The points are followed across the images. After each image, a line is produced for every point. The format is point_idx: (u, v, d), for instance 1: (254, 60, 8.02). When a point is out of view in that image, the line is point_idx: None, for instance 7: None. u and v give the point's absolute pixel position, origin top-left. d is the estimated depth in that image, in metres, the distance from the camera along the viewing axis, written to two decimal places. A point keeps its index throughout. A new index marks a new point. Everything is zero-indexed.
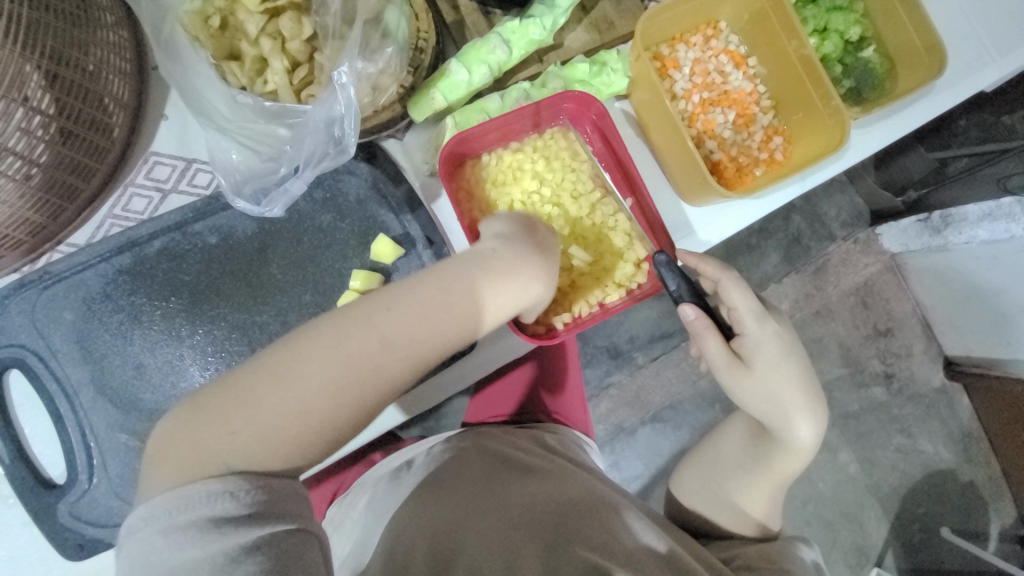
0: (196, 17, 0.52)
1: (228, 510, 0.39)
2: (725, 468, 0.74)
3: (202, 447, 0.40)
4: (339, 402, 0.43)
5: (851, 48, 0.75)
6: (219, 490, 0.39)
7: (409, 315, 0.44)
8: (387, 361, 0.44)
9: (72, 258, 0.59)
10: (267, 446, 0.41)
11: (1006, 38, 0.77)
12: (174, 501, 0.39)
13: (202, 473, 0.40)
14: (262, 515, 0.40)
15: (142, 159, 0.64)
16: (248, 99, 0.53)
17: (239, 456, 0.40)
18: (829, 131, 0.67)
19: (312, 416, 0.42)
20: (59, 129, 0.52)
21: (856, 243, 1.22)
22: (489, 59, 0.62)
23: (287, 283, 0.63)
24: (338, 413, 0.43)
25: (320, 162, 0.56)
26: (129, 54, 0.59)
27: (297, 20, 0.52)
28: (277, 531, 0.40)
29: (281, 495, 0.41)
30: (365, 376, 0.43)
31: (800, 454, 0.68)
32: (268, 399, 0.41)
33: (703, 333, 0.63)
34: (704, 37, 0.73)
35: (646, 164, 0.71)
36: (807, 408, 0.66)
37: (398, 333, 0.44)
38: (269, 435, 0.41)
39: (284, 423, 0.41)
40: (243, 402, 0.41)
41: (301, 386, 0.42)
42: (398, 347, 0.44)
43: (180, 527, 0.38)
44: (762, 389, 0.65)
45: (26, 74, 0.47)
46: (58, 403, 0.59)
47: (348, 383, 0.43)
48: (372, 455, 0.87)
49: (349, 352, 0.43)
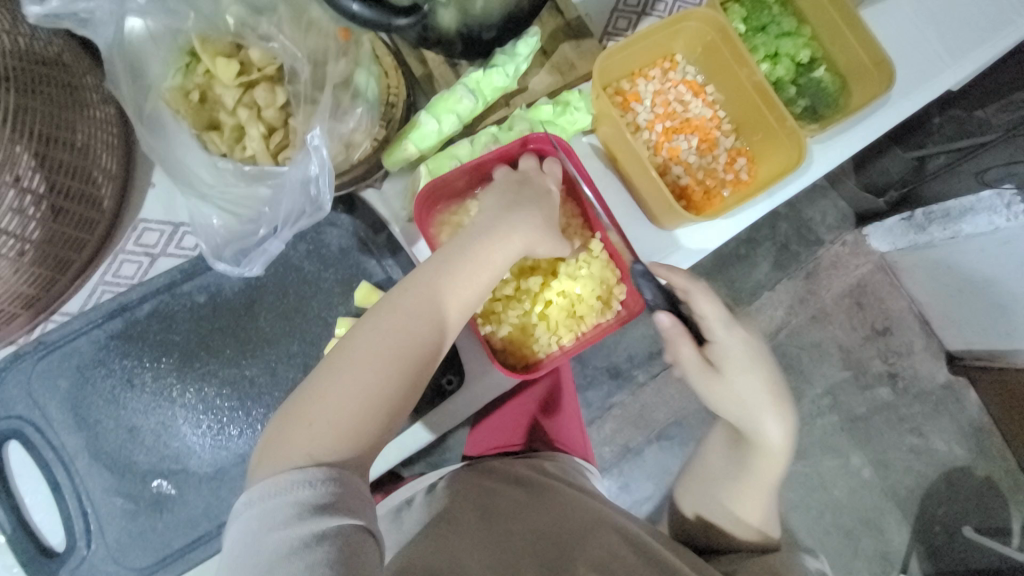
0: (177, 92, 0.56)
1: (308, 497, 0.41)
2: (713, 477, 0.72)
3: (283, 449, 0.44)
4: (386, 372, 0.47)
5: (802, 70, 0.78)
6: (300, 480, 0.42)
7: (440, 279, 0.51)
8: (420, 328, 0.49)
9: (65, 327, 0.61)
10: (335, 432, 0.45)
11: (955, 46, 0.81)
12: (268, 489, 0.42)
13: (290, 464, 0.43)
14: (332, 504, 0.42)
15: (132, 226, 0.66)
16: (228, 164, 0.56)
17: (315, 445, 0.44)
18: (788, 149, 0.70)
19: (369, 396, 0.46)
20: (49, 205, 0.55)
21: (843, 246, 1.24)
22: (456, 108, 0.65)
23: (276, 334, 0.65)
24: (386, 393, 0.47)
25: (298, 220, 0.58)
26: (117, 129, 0.63)
27: (271, 90, 0.56)
28: (342, 523, 0.41)
29: (352, 486, 0.43)
30: (400, 343, 0.48)
31: (779, 456, 0.69)
32: (328, 388, 0.46)
33: (676, 338, 0.65)
34: (662, 70, 0.77)
35: (617, 193, 0.74)
36: (777, 408, 0.67)
37: (424, 300, 0.50)
38: (339, 416, 0.45)
39: (351, 406, 0.46)
40: (312, 398, 0.46)
41: (352, 367, 0.47)
42: (429, 313, 0.50)
43: (268, 512, 0.41)
44: (730, 394, 0.67)
45: (17, 156, 0.50)
46: (54, 471, 0.60)
47: (391, 355, 0.48)
48: (374, 498, 0.85)
49: (391, 329, 0.48)
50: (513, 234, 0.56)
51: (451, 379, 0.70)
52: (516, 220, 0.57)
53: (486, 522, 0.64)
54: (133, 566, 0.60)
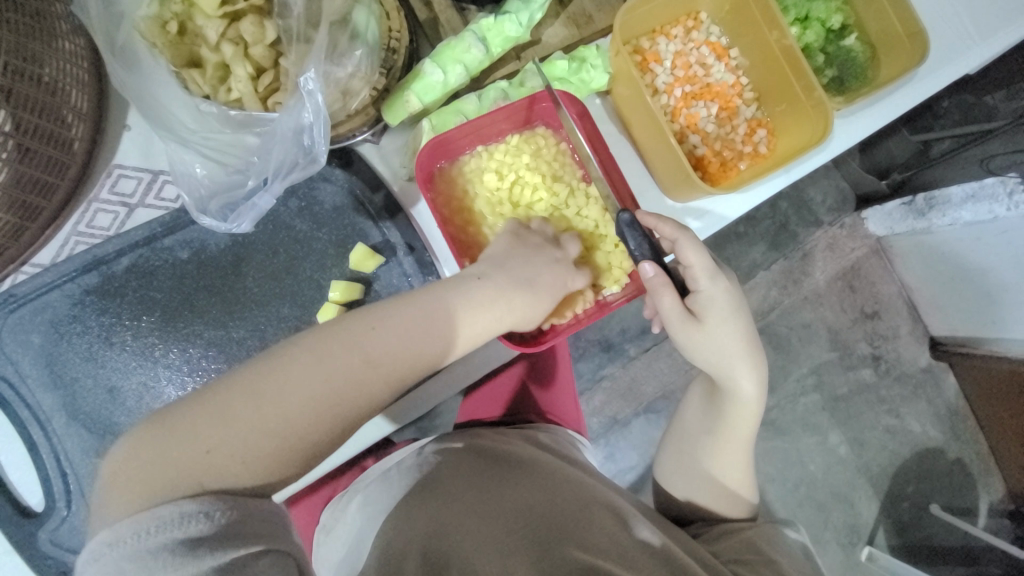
0: (153, 22, 0.49)
1: (201, 531, 0.37)
2: (689, 438, 0.71)
3: (162, 473, 0.39)
4: (315, 421, 0.44)
5: (833, 37, 0.74)
6: (192, 511, 0.37)
7: (401, 331, 0.49)
8: (368, 380, 0.47)
9: (36, 280, 0.56)
10: (240, 466, 0.41)
11: (988, 21, 0.76)
12: (135, 524, 0.36)
13: (173, 492, 0.38)
14: (236, 534, 0.37)
15: (105, 172, 0.61)
16: (212, 108, 0.51)
17: (202, 476, 0.39)
18: (813, 122, 0.66)
19: (284, 439, 0.43)
20: (17, 145, 0.50)
21: (842, 228, 1.22)
22: (465, 58, 0.60)
23: (264, 296, 0.61)
24: (325, 423, 0.45)
25: (289, 173, 0.53)
26: (88, 64, 0.56)
27: (260, 24, 0.49)
28: (249, 552, 0.37)
29: (255, 514, 0.39)
30: (345, 396, 0.45)
31: (750, 402, 0.66)
32: (242, 416, 0.42)
33: (659, 290, 0.59)
34: (684, 29, 0.72)
35: (628, 161, 0.70)
36: (749, 354, 0.64)
37: (384, 348, 0.48)
38: (244, 455, 0.41)
39: (261, 442, 0.42)
40: (215, 419, 0.41)
41: (281, 399, 0.43)
42: (380, 366, 0.47)
43: (144, 551, 0.35)
44: (710, 346, 0.62)
45: None
46: (30, 430, 0.57)
47: (330, 401, 0.45)
48: (364, 461, 0.84)
49: (335, 371, 0.45)
50: (484, 317, 0.54)
51: None
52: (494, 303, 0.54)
53: (474, 491, 0.63)
54: None
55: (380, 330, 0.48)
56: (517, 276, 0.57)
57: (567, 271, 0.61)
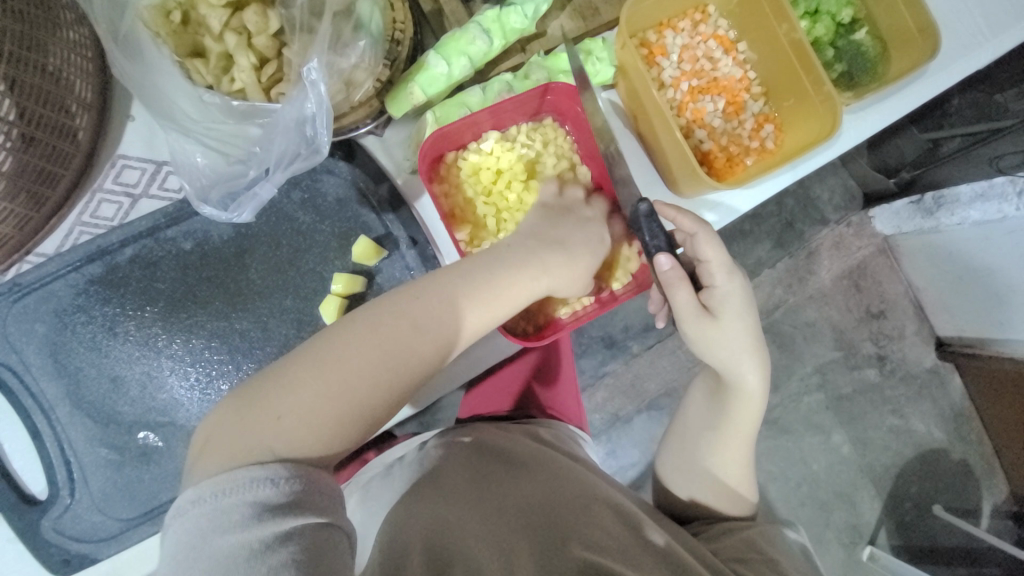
0: (156, 11, 0.49)
1: (270, 496, 0.37)
2: (692, 434, 0.71)
3: (238, 440, 0.40)
4: (375, 389, 0.45)
5: (843, 31, 0.73)
6: (264, 476, 0.38)
7: (452, 300, 0.49)
8: (420, 345, 0.47)
9: (40, 269, 0.56)
10: (307, 431, 0.42)
11: (999, 16, 0.74)
12: (220, 486, 0.38)
13: (249, 458, 0.39)
14: (298, 503, 0.38)
15: (109, 163, 0.61)
16: (215, 98, 0.51)
17: (274, 443, 0.40)
18: (820, 118, 0.65)
19: (347, 405, 0.44)
20: (20, 134, 0.50)
21: (848, 226, 1.21)
22: (469, 50, 0.60)
23: (267, 288, 0.61)
24: (385, 391, 0.46)
25: (292, 163, 0.53)
26: (93, 53, 0.56)
27: (263, 14, 0.49)
28: (307, 523, 0.37)
29: (319, 482, 0.40)
30: (400, 360, 0.46)
31: (756, 399, 0.66)
32: (306, 384, 0.43)
33: (675, 284, 0.58)
34: (692, 22, 0.71)
35: (633, 155, 0.70)
36: (756, 350, 0.64)
37: (432, 315, 0.48)
38: (311, 421, 0.42)
39: (324, 410, 0.43)
40: (282, 390, 0.43)
41: (339, 367, 0.44)
42: (427, 332, 0.47)
43: (222, 510, 0.37)
44: (721, 341, 0.62)
45: None
46: (34, 418, 0.57)
47: (386, 368, 0.45)
48: (365, 454, 0.84)
49: (386, 337, 0.46)
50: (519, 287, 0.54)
51: None
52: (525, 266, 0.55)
53: (480, 486, 0.63)
54: (118, 517, 0.58)
55: (427, 296, 0.48)
56: (550, 241, 0.58)
57: (599, 227, 0.62)
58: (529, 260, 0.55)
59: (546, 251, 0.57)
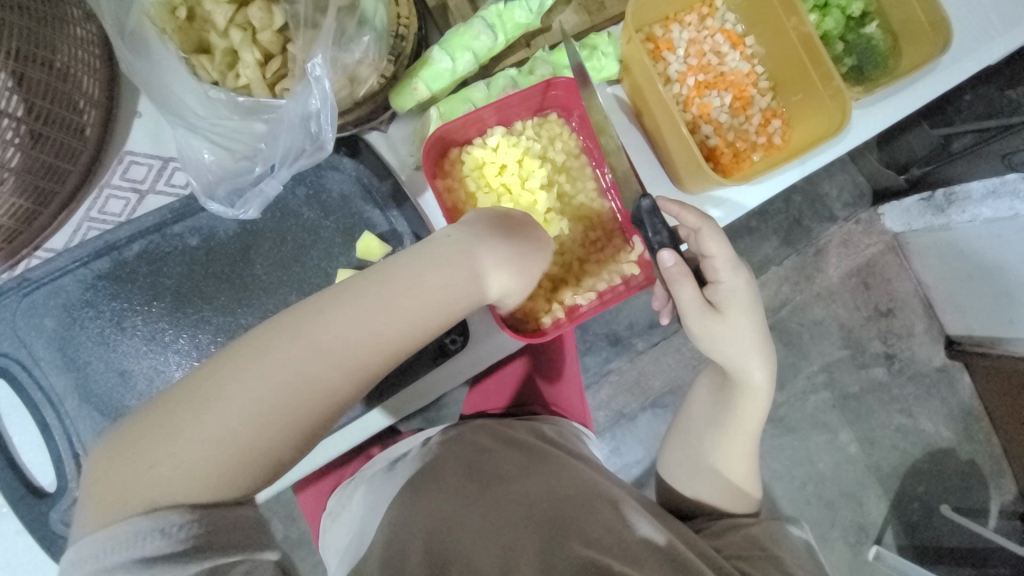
0: (162, 7, 0.49)
1: (160, 548, 0.34)
2: (697, 431, 0.70)
3: (117, 490, 0.36)
4: (273, 421, 0.39)
5: (853, 25, 0.72)
6: (148, 527, 0.34)
7: (356, 318, 0.41)
8: (325, 371, 0.40)
9: (49, 263, 0.57)
10: (192, 476, 0.36)
11: (1012, 9, 0.73)
12: (99, 542, 0.34)
13: (126, 511, 0.35)
14: (203, 547, 0.35)
15: (117, 159, 0.61)
16: (221, 95, 0.51)
17: (164, 488, 0.36)
18: (829, 112, 0.64)
19: (238, 442, 0.38)
20: (28, 131, 0.50)
21: (857, 224, 1.19)
22: (473, 45, 0.59)
23: (272, 284, 0.61)
24: (288, 419, 0.39)
25: (297, 160, 0.54)
26: (100, 50, 0.57)
27: (267, 9, 0.49)
28: (220, 564, 0.35)
29: (227, 522, 0.36)
30: (304, 387, 0.40)
31: (761, 396, 0.65)
32: (191, 422, 0.37)
33: (679, 281, 0.58)
34: (698, 16, 0.70)
35: (639, 151, 0.69)
36: (762, 347, 0.63)
37: (340, 336, 0.41)
38: (197, 464, 0.37)
39: (212, 451, 0.37)
40: (161, 431, 0.37)
41: (227, 400, 0.38)
42: (338, 356, 0.41)
43: (107, 569, 0.33)
44: (727, 337, 0.61)
45: None
46: (44, 412, 0.58)
47: (285, 398, 0.39)
48: (370, 449, 0.85)
49: (283, 362, 0.39)
50: (458, 287, 0.45)
51: (455, 338, 0.64)
52: (473, 262, 0.47)
53: (477, 484, 0.63)
54: None
55: (334, 314, 0.41)
56: (490, 240, 0.48)
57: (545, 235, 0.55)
58: (454, 257, 0.46)
59: (482, 243, 0.48)
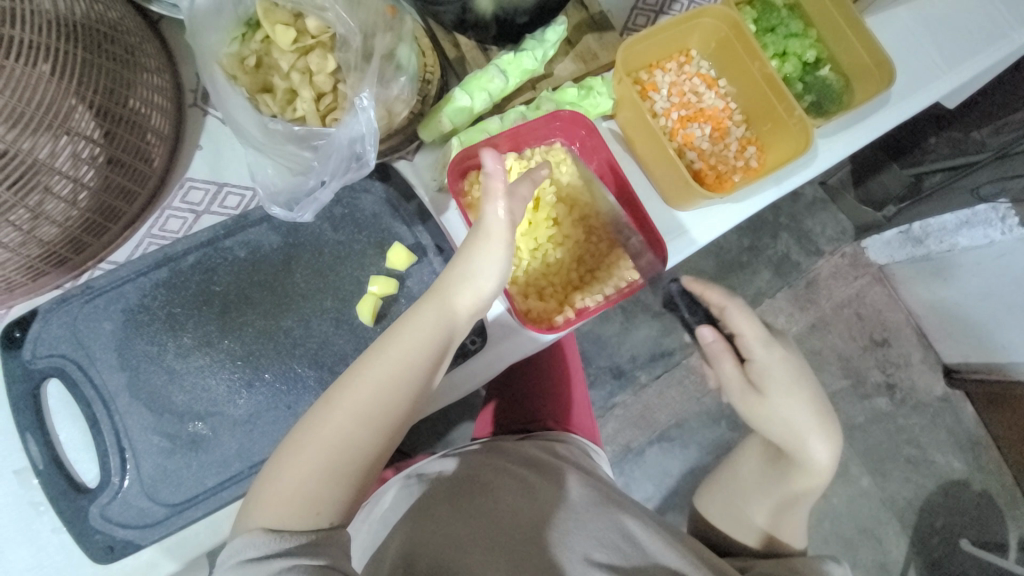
0: (234, 58, 0.60)
1: (274, 545, 0.47)
2: (746, 486, 0.75)
3: (271, 510, 0.50)
4: (365, 436, 0.54)
5: (809, 69, 0.84)
6: (274, 535, 0.48)
7: (404, 348, 0.56)
8: (394, 393, 0.55)
9: (113, 274, 0.64)
10: (316, 492, 0.51)
11: (949, 56, 0.85)
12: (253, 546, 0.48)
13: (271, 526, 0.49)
14: (308, 547, 0.48)
15: (178, 184, 0.70)
16: (278, 125, 0.59)
17: (299, 506, 0.50)
18: (795, 137, 0.75)
19: (344, 460, 0.53)
20: (106, 157, 0.59)
21: (843, 257, 1.28)
22: (488, 87, 0.70)
23: (309, 290, 0.68)
24: (375, 432, 0.54)
25: (345, 175, 0.63)
26: (169, 93, 0.67)
27: (324, 56, 0.60)
28: (305, 561, 0.46)
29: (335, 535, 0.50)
30: (381, 407, 0.54)
31: (813, 475, 0.70)
32: (310, 453, 0.52)
33: (720, 354, 0.65)
34: (677, 64, 0.82)
35: (634, 174, 0.79)
36: (821, 428, 0.68)
37: (397, 365, 0.55)
38: (318, 483, 0.51)
39: (328, 469, 0.52)
40: (288, 464, 0.52)
41: (332, 431, 0.53)
42: (397, 378, 0.55)
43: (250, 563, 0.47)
44: (768, 415, 0.67)
45: (72, 107, 0.54)
46: (95, 408, 0.63)
47: (372, 417, 0.54)
48: (383, 474, 0.86)
49: (361, 394, 0.54)
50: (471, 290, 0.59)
51: (475, 339, 0.71)
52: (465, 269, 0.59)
53: (478, 499, 0.65)
54: (164, 503, 0.62)
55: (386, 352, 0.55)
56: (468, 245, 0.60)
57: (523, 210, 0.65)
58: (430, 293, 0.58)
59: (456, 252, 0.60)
